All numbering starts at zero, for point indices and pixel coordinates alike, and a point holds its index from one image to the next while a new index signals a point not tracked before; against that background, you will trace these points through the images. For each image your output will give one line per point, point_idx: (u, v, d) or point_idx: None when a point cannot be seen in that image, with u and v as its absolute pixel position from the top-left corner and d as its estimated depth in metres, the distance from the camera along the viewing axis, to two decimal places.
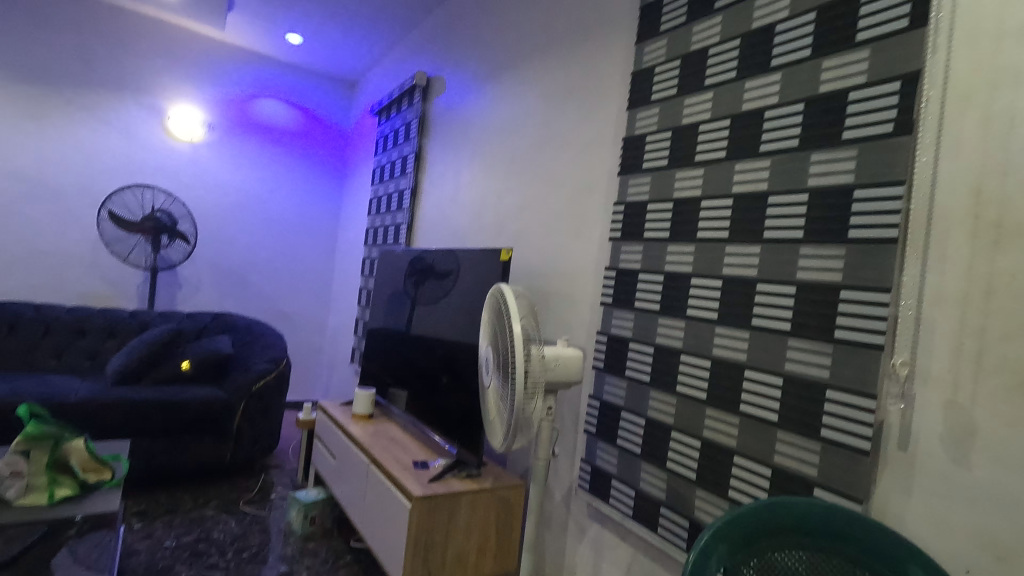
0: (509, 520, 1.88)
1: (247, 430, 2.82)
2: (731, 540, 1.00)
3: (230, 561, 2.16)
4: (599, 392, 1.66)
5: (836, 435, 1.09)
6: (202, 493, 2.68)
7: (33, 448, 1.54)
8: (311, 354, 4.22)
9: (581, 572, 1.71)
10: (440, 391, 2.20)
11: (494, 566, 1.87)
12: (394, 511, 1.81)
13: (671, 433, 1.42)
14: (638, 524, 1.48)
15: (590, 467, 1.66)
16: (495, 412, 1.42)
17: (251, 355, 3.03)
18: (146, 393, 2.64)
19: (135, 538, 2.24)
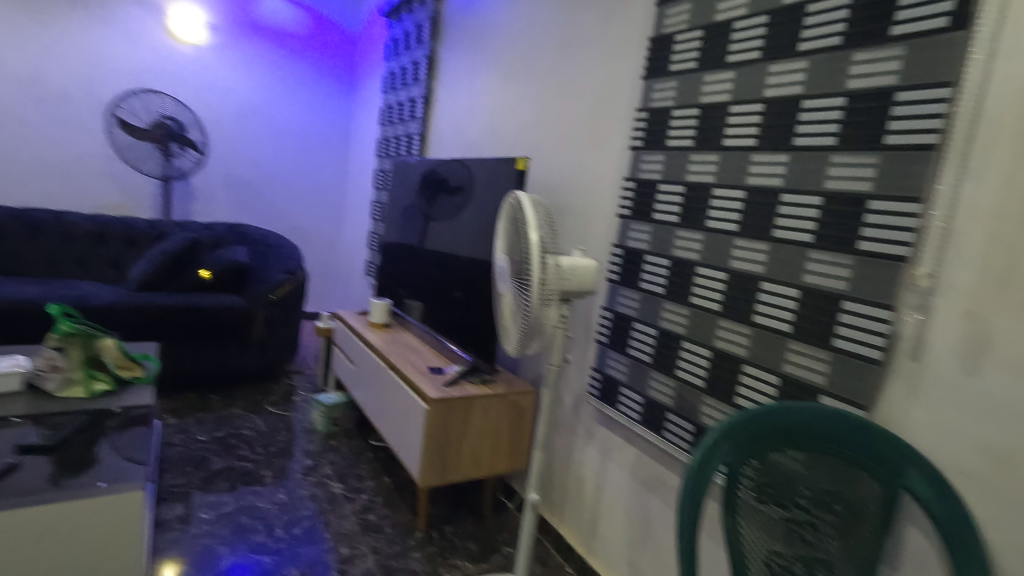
0: (520, 423, 1.97)
1: (268, 337, 2.94)
2: (734, 442, 1.05)
3: (259, 454, 2.31)
4: (613, 304, 1.68)
5: (848, 345, 1.10)
6: (229, 394, 2.83)
7: (67, 344, 1.64)
8: (326, 270, 4.25)
9: (587, 472, 1.80)
10: (454, 303, 2.24)
11: (506, 464, 1.98)
12: (411, 412, 1.90)
13: (683, 344, 1.44)
14: (645, 428, 1.54)
15: (601, 375, 1.70)
16: (509, 319, 1.45)
17: (269, 266, 3.08)
18: (170, 299, 2.72)
19: (170, 432, 2.39)
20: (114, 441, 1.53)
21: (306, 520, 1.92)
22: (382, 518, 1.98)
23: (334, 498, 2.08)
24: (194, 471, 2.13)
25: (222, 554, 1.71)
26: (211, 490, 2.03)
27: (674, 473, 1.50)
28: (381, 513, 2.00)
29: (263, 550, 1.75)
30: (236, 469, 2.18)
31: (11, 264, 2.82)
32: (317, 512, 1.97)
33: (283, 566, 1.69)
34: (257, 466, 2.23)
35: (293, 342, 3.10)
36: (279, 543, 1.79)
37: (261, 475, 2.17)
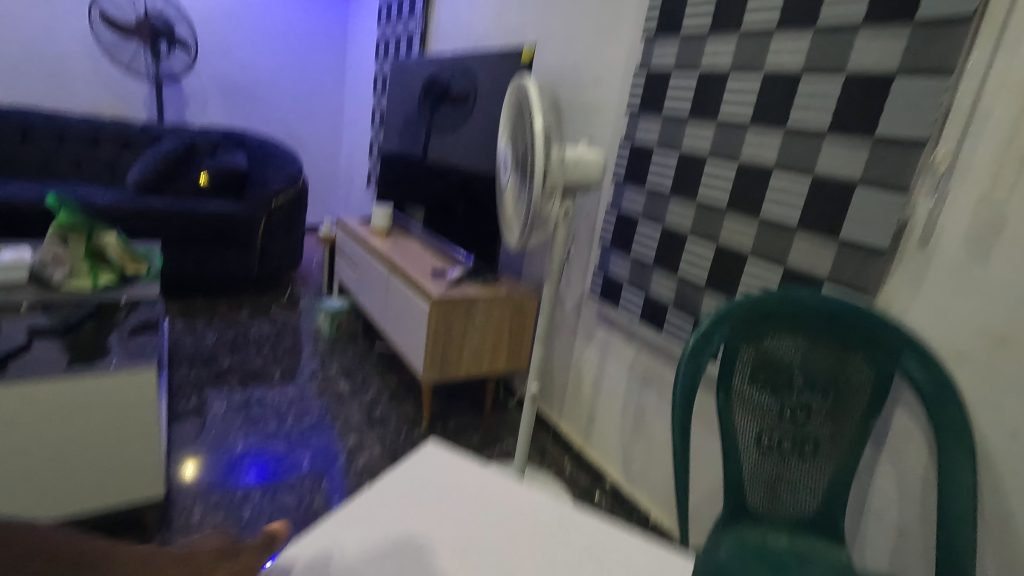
0: (522, 324, 2.00)
1: (270, 244, 2.93)
2: (733, 320, 1.07)
3: (267, 354, 2.38)
4: (618, 203, 1.64)
5: (856, 234, 1.08)
6: (235, 300, 2.87)
7: (69, 236, 1.65)
8: (327, 183, 4.16)
9: (586, 370, 1.84)
10: (457, 207, 2.20)
11: (507, 364, 2.03)
12: (415, 311, 1.92)
13: (687, 240, 1.42)
14: (645, 325, 1.56)
15: (602, 275, 1.70)
16: (511, 211, 1.42)
17: (268, 172, 3.03)
18: (169, 203, 2.69)
19: (180, 332, 2.45)
20: (125, 332, 1.51)
21: (314, 413, 2.01)
22: (388, 412, 2.06)
23: (340, 394, 2.15)
24: (205, 367, 2.20)
25: (236, 439, 1.80)
26: (222, 385, 2.10)
27: (671, 369, 1.53)
28: (387, 408, 2.08)
29: (275, 438, 1.84)
30: (246, 367, 2.25)
31: (7, 165, 2.77)
32: (325, 406, 2.05)
33: (294, 451, 1.78)
34: (266, 364, 2.30)
35: (296, 251, 3.10)
36: (290, 432, 1.88)
37: (270, 372, 2.24)
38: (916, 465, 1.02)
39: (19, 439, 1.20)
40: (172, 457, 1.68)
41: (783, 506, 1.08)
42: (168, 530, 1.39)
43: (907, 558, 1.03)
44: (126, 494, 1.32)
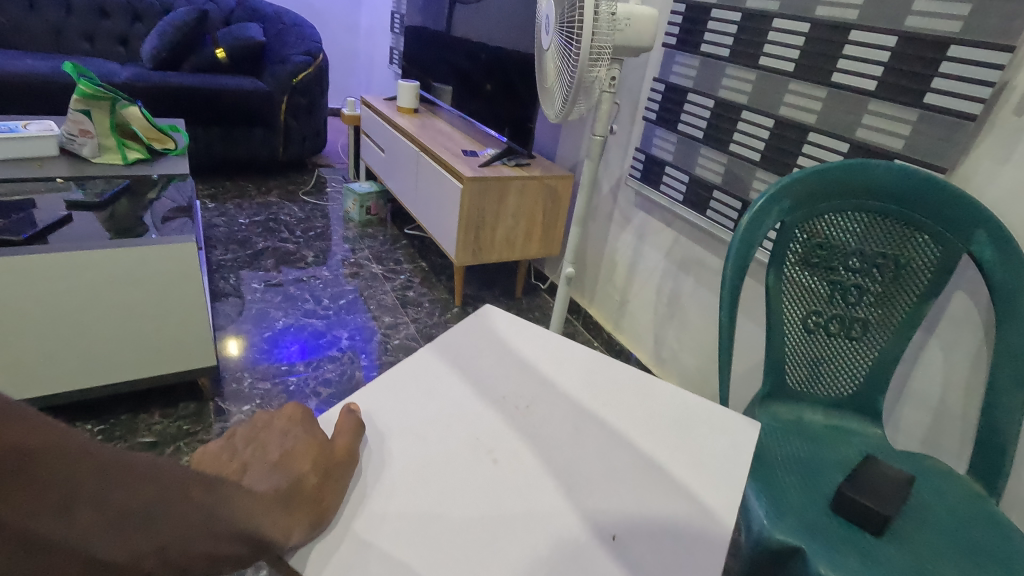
0: (556, 207, 1.93)
1: (294, 125, 2.84)
2: (794, 197, 1.02)
3: (299, 238, 2.38)
4: (667, 74, 1.49)
5: (942, 99, 0.95)
6: (263, 184, 2.84)
7: (93, 109, 1.60)
8: (347, 59, 3.86)
9: (621, 256, 1.79)
10: (486, 82, 2.06)
11: (539, 249, 2.00)
12: (446, 192, 1.87)
13: (743, 114, 1.29)
14: (687, 209, 1.48)
15: (644, 155, 1.59)
16: (554, 77, 1.33)
17: (285, 46, 2.84)
18: (188, 79, 2.58)
19: (212, 215, 2.45)
20: (157, 204, 1.54)
21: (350, 294, 2.04)
22: (421, 295, 2.09)
23: (374, 278, 2.17)
24: (240, 248, 2.23)
25: (277, 316, 1.86)
26: (258, 266, 2.13)
27: (712, 254, 1.46)
28: (419, 291, 2.11)
29: (314, 315, 1.89)
30: (279, 249, 2.27)
31: (18, 38, 2.65)
32: (359, 288, 2.09)
33: (333, 328, 1.84)
34: (298, 247, 2.31)
35: (320, 133, 2.99)
36: (327, 310, 1.93)
37: (304, 255, 2.26)
38: (967, 353, 0.98)
39: (67, 309, 1.22)
40: (218, 330, 1.75)
41: (822, 386, 1.05)
42: (222, 395, 1.48)
43: (942, 436, 1.03)
44: (176, 365, 1.37)
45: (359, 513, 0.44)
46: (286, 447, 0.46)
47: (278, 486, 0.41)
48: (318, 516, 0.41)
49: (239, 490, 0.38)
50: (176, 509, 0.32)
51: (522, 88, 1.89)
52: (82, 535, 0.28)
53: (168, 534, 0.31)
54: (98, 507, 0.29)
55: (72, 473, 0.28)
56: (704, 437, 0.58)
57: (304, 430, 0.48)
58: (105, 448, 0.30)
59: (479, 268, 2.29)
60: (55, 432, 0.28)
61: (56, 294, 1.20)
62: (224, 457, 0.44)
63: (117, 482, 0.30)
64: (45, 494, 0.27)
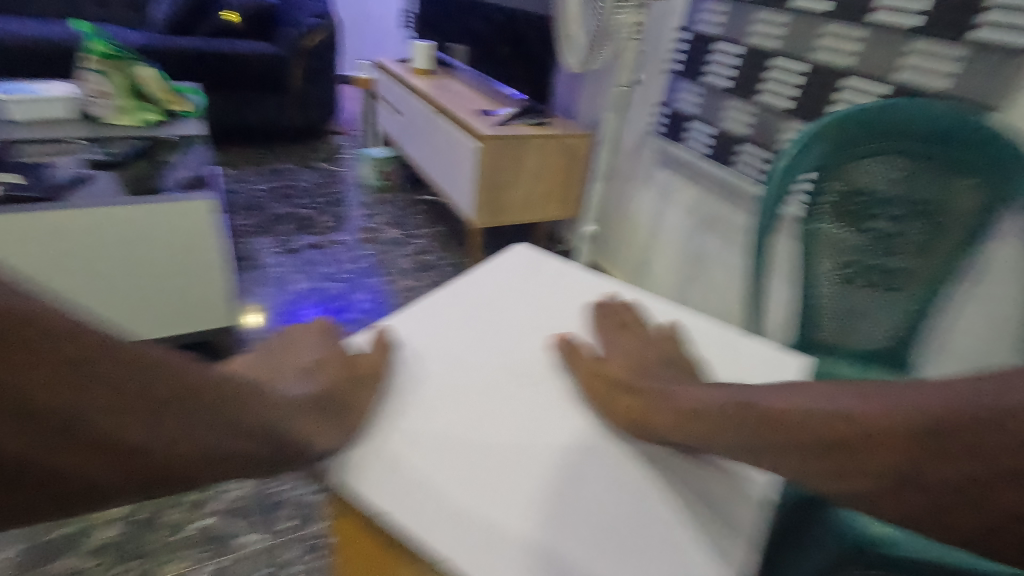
0: (576, 167, 1.89)
1: (309, 90, 2.80)
2: (831, 138, 0.98)
3: (316, 204, 2.38)
4: (694, 21, 1.43)
5: (996, 33, 0.89)
6: (279, 151, 2.82)
7: (110, 69, 1.60)
8: (360, 23, 3.78)
9: (643, 216, 1.75)
10: (504, 40, 2.00)
11: (559, 210, 1.96)
12: (463, 153, 1.84)
13: (775, 60, 1.23)
14: (713, 163, 1.42)
15: (669, 109, 1.54)
16: (576, 24, 1.28)
17: (297, 9, 2.78)
18: (202, 43, 2.55)
19: (230, 181, 2.45)
20: (175, 165, 1.54)
21: (368, 258, 2.04)
22: (439, 259, 2.07)
23: (391, 242, 2.16)
24: (258, 214, 2.23)
25: (297, 280, 1.86)
26: (277, 231, 2.14)
27: (739, 210, 1.42)
28: (438, 255, 2.10)
29: (333, 279, 1.89)
30: (297, 215, 2.27)
31: (33, 5, 2.64)
32: (378, 252, 2.08)
33: (353, 291, 1.84)
34: (316, 213, 2.31)
35: (335, 98, 2.95)
36: (346, 274, 1.93)
37: (322, 221, 2.25)
38: (1011, 303, 0.94)
39: (93, 266, 1.23)
40: (241, 294, 1.76)
41: (854, 338, 1.02)
42: (246, 354, 1.50)
43: None
44: (199, 323, 1.38)
45: (393, 430, 0.44)
46: (317, 356, 0.47)
47: (310, 393, 0.42)
48: (351, 425, 0.42)
49: (270, 397, 0.37)
50: (201, 404, 0.32)
51: (542, 43, 1.83)
52: (103, 419, 0.28)
53: (186, 429, 0.30)
54: (117, 394, 0.28)
55: (84, 357, 0.27)
56: (748, 368, 0.56)
57: (329, 343, 0.48)
58: (123, 338, 0.30)
59: (498, 232, 2.26)
60: (63, 315, 0.27)
61: (81, 250, 1.21)
62: (257, 366, 0.45)
63: (135, 373, 0.29)
64: (51, 367, 0.26)
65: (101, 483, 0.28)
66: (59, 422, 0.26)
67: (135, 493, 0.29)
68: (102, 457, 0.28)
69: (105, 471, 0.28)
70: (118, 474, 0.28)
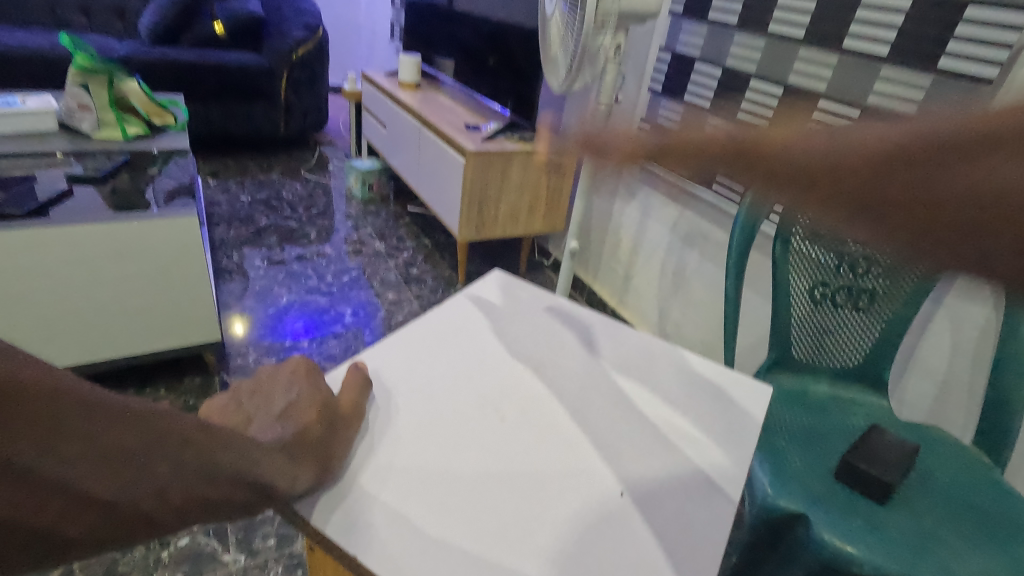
0: (560, 182, 1.91)
1: (295, 101, 2.81)
2: None
3: (302, 216, 2.37)
4: (674, 43, 1.46)
5: (958, 63, 0.93)
6: (265, 161, 2.82)
7: (91, 83, 1.57)
8: (347, 33, 3.79)
9: (625, 231, 1.78)
10: (489, 56, 2.03)
11: (543, 224, 1.98)
12: (448, 167, 1.85)
13: (751, 83, 1.26)
14: (693, 181, 1.45)
15: None
16: (557, 45, 1.30)
17: (284, 20, 2.79)
18: (187, 54, 2.55)
19: (214, 192, 2.44)
20: (158, 179, 1.54)
21: (353, 270, 2.04)
22: (424, 272, 2.08)
23: (376, 255, 2.16)
24: (242, 225, 2.22)
25: (280, 293, 1.86)
26: (261, 243, 2.13)
27: (718, 227, 1.45)
28: (423, 268, 2.10)
29: (317, 292, 1.89)
30: (282, 227, 2.26)
31: (14, 13, 2.62)
32: (363, 265, 2.08)
33: (337, 304, 1.84)
34: (301, 224, 2.30)
35: (321, 109, 2.96)
36: (331, 287, 1.93)
37: (307, 233, 2.25)
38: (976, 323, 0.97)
39: (72, 282, 1.22)
40: (223, 308, 1.75)
41: (829, 357, 1.04)
42: (227, 368, 1.49)
43: (948, 408, 1.02)
44: (180, 340, 1.38)
45: (368, 466, 0.45)
46: (292, 398, 0.46)
47: (285, 434, 0.42)
48: (328, 462, 0.43)
49: (243, 438, 0.37)
50: (169, 451, 0.32)
51: (526, 60, 1.86)
52: (70, 472, 0.27)
53: (163, 478, 0.31)
54: (83, 445, 0.28)
55: (59, 413, 0.28)
56: (717, 400, 0.58)
57: (309, 382, 0.48)
58: (90, 388, 0.30)
59: (483, 245, 2.28)
60: (34, 375, 0.27)
61: (60, 266, 1.20)
62: (231, 408, 0.45)
63: (100, 423, 0.29)
64: (22, 426, 0.26)
65: (68, 536, 0.28)
66: (24, 476, 0.26)
67: (114, 545, 0.30)
68: (81, 513, 0.28)
69: (83, 526, 0.28)
70: (96, 528, 0.29)
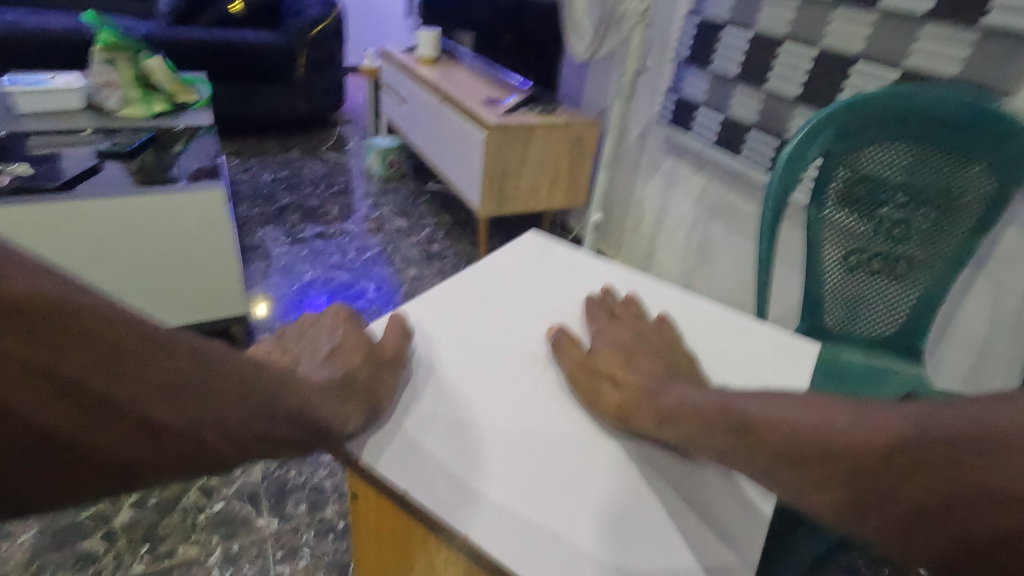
0: (582, 155, 1.88)
1: (314, 79, 2.80)
2: (838, 126, 0.97)
3: (322, 194, 2.38)
4: (701, 8, 1.42)
5: (1006, 19, 0.89)
6: (285, 141, 2.83)
7: (116, 58, 1.62)
8: (363, 11, 3.75)
9: (649, 204, 1.75)
10: (508, 29, 1.99)
11: (564, 199, 1.96)
12: (468, 141, 1.84)
13: (783, 46, 1.22)
14: (720, 151, 1.42)
15: (676, 97, 1.53)
16: (581, 10, 1.27)
17: None
18: (206, 33, 2.55)
19: (236, 171, 2.46)
20: (183, 154, 1.55)
21: (375, 247, 2.05)
22: (445, 248, 2.08)
23: (398, 232, 2.16)
24: (265, 204, 2.24)
25: (305, 270, 1.88)
26: (284, 221, 2.15)
27: (746, 198, 1.41)
28: (444, 245, 2.10)
29: (340, 268, 1.90)
30: (304, 205, 2.28)
31: None
32: (384, 242, 2.09)
33: (360, 280, 1.86)
34: (323, 202, 2.31)
35: (339, 87, 2.95)
36: (353, 264, 1.94)
37: (328, 211, 2.26)
38: (1019, 291, 0.93)
39: (104, 257, 1.24)
40: (249, 284, 1.77)
41: (861, 325, 1.02)
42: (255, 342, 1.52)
43: (986, 380, 1.00)
44: (209, 314, 1.40)
45: (410, 412, 0.45)
46: (336, 342, 0.46)
47: (332, 377, 0.42)
48: (373, 406, 0.43)
49: (294, 378, 0.38)
50: (229, 383, 0.32)
51: (547, 30, 1.82)
52: (142, 399, 0.28)
53: (226, 408, 0.31)
54: (152, 376, 0.29)
55: (124, 340, 0.28)
56: (764, 359, 0.57)
57: (351, 328, 0.48)
58: (146, 319, 0.30)
59: (504, 222, 2.27)
60: (99, 302, 0.28)
61: (93, 240, 1.22)
62: (276, 352, 0.45)
63: (159, 352, 0.29)
64: (90, 353, 0.26)
65: (143, 464, 0.28)
66: (93, 399, 0.26)
67: (184, 475, 0.30)
68: (153, 441, 0.28)
69: (156, 454, 0.29)
70: (168, 456, 0.29)
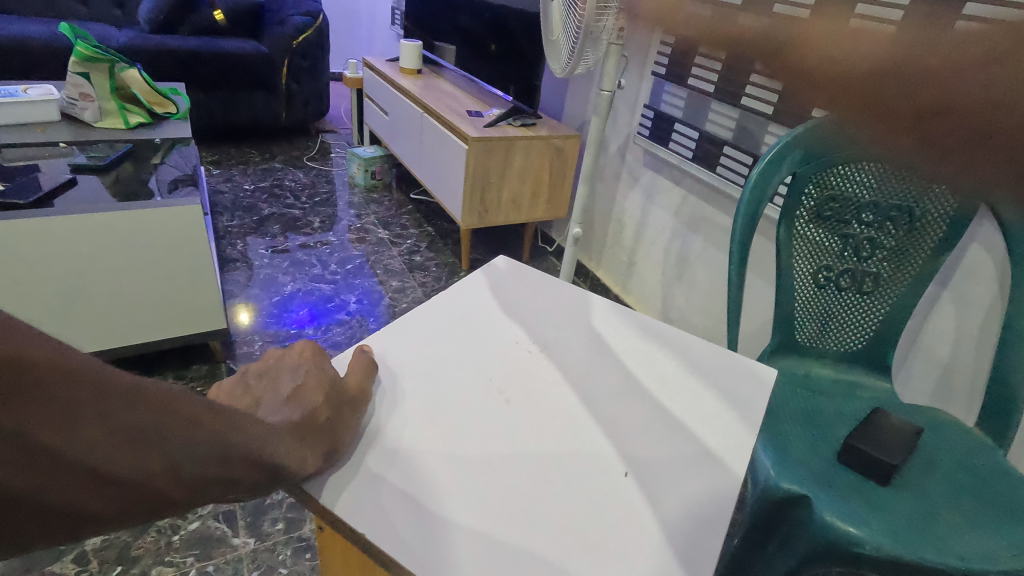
0: (563, 168, 1.90)
1: (296, 89, 2.79)
2: (808, 146, 0.99)
3: (304, 204, 2.37)
4: None
5: None
6: (267, 150, 2.81)
7: (91, 72, 1.58)
8: (346, 20, 3.75)
9: (629, 216, 1.77)
10: (490, 41, 2.01)
11: (546, 210, 1.98)
12: (450, 154, 1.85)
13: None
14: (696, 166, 1.44)
15: (653, 112, 1.55)
16: (559, 28, 1.29)
17: (284, 7, 2.77)
18: (187, 41, 2.53)
19: (217, 181, 2.44)
20: (160, 167, 1.54)
21: (357, 259, 2.04)
22: (428, 259, 2.08)
23: (380, 243, 2.16)
24: (246, 215, 2.23)
25: (285, 282, 1.87)
26: (265, 231, 2.13)
27: (722, 213, 1.44)
28: (426, 256, 2.10)
29: (321, 280, 1.90)
30: (285, 215, 2.26)
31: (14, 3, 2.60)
32: (366, 253, 2.08)
33: (341, 292, 1.85)
34: (304, 213, 2.30)
35: (322, 97, 2.94)
36: (335, 275, 1.93)
37: (310, 221, 2.25)
38: (980, 306, 0.96)
39: (78, 273, 1.23)
40: (228, 297, 1.76)
41: (831, 341, 1.04)
42: (233, 357, 1.50)
43: (951, 393, 1.02)
44: (186, 329, 1.39)
45: (373, 447, 0.46)
46: (298, 381, 0.46)
47: (291, 418, 0.42)
48: (332, 447, 0.43)
49: (251, 420, 0.38)
50: (184, 430, 0.32)
51: (528, 44, 1.83)
52: (95, 452, 0.28)
53: (178, 456, 0.32)
54: (105, 427, 0.29)
55: (80, 391, 0.28)
56: (725, 385, 0.59)
57: (315, 366, 0.48)
58: (100, 366, 0.30)
59: (486, 233, 2.28)
60: (56, 354, 0.28)
61: (66, 256, 1.21)
62: (236, 392, 0.45)
63: (114, 401, 0.30)
64: (43, 407, 0.26)
65: (93, 511, 0.29)
66: (48, 454, 0.26)
67: (131, 520, 0.31)
68: (102, 491, 0.29)
69: (104, 504, 0.29)
70: (115, 505, 0.29)
